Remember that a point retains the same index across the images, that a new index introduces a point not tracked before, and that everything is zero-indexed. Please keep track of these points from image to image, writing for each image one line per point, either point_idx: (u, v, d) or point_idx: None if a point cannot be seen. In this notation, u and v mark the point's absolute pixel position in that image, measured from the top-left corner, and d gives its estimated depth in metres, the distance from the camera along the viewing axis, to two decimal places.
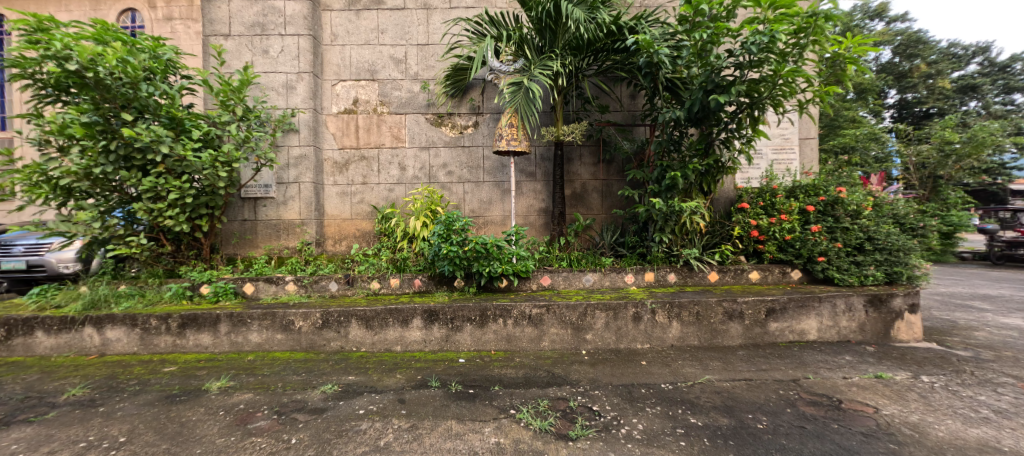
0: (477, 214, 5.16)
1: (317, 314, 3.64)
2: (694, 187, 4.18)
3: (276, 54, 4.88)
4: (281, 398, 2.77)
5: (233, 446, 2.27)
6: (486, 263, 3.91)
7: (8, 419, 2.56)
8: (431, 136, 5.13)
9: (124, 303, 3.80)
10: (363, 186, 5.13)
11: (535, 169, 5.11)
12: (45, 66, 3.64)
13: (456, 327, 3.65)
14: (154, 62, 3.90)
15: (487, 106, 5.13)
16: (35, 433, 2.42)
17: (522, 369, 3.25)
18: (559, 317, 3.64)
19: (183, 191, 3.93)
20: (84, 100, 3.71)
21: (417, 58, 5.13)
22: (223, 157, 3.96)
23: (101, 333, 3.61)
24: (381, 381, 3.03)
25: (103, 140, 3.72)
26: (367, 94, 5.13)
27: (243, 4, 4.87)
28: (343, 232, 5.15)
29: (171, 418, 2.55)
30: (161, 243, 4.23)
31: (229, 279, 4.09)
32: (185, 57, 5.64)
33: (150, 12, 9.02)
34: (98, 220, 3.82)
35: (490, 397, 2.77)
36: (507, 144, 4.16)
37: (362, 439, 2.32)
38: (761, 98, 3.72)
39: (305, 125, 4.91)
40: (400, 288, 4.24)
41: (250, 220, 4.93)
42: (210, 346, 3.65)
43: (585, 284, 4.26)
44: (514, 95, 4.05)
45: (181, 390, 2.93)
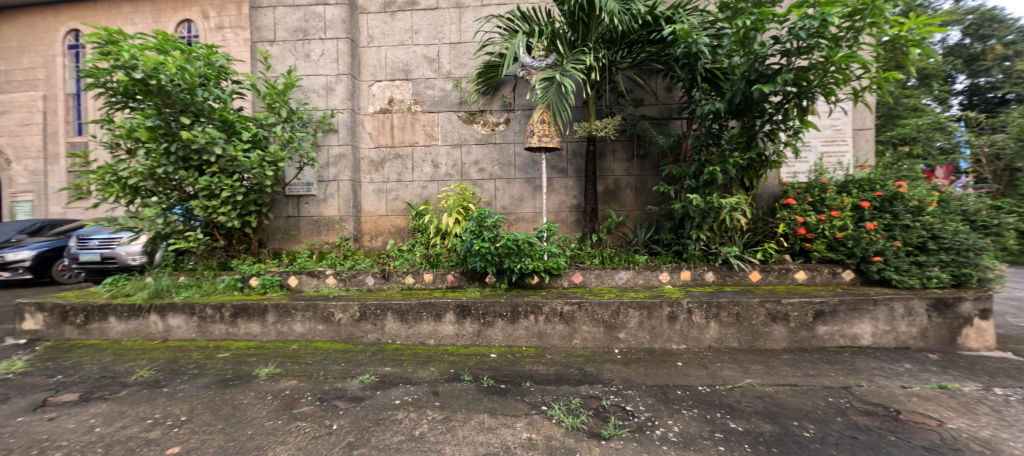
0: (508, 212, 5.16)
1: (355, 307, 3.76)
2: (734, 182, 4.00)
3: (317, 57, 5.08)
4: (323, 386, 2.88)
5: (280, 429, 2.38)
6: (518, 260, 3.92)
7: (91, 396, 2.81)
8: (463, 134, 5.17)
9: (184, 293, 4.04)
10: (398, 184, 5.26)
11: (567, 165, 5.05)
12: (115, 76, 3.92)
13: (488, 322, 3.67)
14: (209, 69, 4.16)
15: (519, 102, 5.12)
16: (109, 409, 2.64)
17: (554, 366, 3.23)
18: (591, 316, 3.58)
19: (235, 190, 4.18)
20: (149, 106, 4.00)
21: (449, 57, 5.18)
22: (270, 158, 4.21)
23: (164, 320, 3.89)
24: (415, 373, 3.10)
25: (165, 143, 4.01)
26: (402, 93, 5.25)
27: (287, 11, 5.11)
28: (379, 228, 5.30)
29: (225, 401, 2.71)
30: (215, 237, 4.51)
31: (275, 273, 4.31)
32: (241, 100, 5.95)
33: (204, 22, 10.18)
34: (160, 216, 4.12)
35: (522, 393, 2.77)
36: (539, 140, 4.22)
37: (398, 428, 2.37)
38: (810, 87, 3.49)
39: (343, 125, 5.09)
40: (433, 283, 4.32)
41: (293, 216, 5.15)
42: (259, 334, 3.85)
43: (618, 282, 4.17)
44: (546, 91, 4.02)
45: (233, 375, 3.11)
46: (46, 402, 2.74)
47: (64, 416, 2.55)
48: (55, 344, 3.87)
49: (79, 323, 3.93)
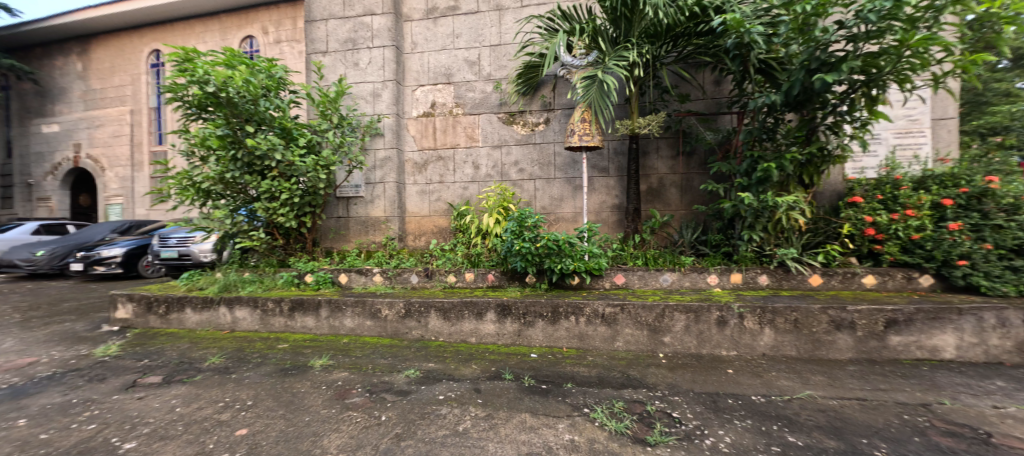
0: (548, 212, 5.13)
1: (400, 304, 3.89)
2: (792, 179, 3.76)
3: (365, 66, 5.31)
4: (372, 379, 3.00)
5: (334, 417, 2.50)
6: (558, 260, 3.89)
7: (172, 379, 3.08)
8: (503, 135, 5.21)
9: (248, 288, 4.37)
10: (440, 185, 5.38)
11: (608, 164, 4.95)
12: (190, 90, 4.29)
13: (529, 322, 3.67)
14: (270, 80, 4.46)
15: (559, 101, 5.08)
16: (187, 390, 2.89)
17: (596, 368, 3.18)
18: (634, 318, 3.49)
19: (292, 192, 4.47)
20: (219, 117, 4.34)
21: (490, 60, 5.23)
22: (323, 161, 4.49)
23: (231, 312, 4.20)
24: (458, 370, 3.15)
25: (233, 150, 4.34)
26: (444, 97, 5.36)
27: (338, 23, 5.38)
28: (422, 228, 5.44)
29: (285, 389, 2.88)
30: (275, 237, 4.83)
31: (328, 270, 4.55)
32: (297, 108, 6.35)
33: (264, 38, 11.07)
34: (228, 217, 4.46)
35: (563, 394, 2.75)
36: (579, 139, 4.18)
37: (443, 423, 2.42)
38: (880, 75, 3.21)
39: (389, 129, 5.28)
40: (475, 282, 4.38)
41: (343, 217, 5.41)
42: (313, 328, 4.07)
43: (663, 284, 4.03)
44: (587, 89, 3.96)
45: (291, 365, 3.30)
46: (135, 382, 3.03)
47: (151, 396, 2.81)
48: (142, 331, 4.30)
49: (161, 313, 4.33)
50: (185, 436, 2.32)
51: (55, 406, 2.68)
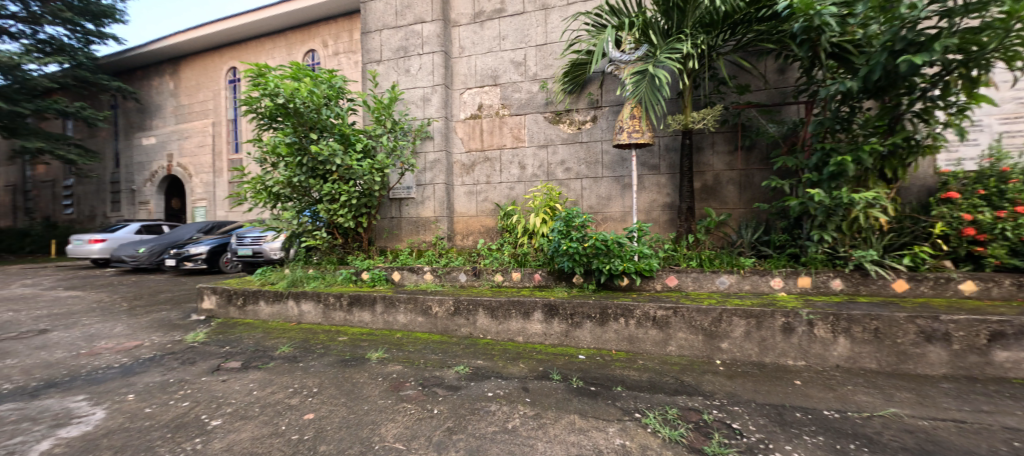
0: (596, 211, 5.03)
1: (450, 301, 3.99)
2: (870, 173, 3.42)
3: (416, 72, 5.51)
4: (423, 373, 3.10)
5: (390, 408, 2.61)
6: (607, 260, 3.81)
7: (249, 364, 3.37)
8: (550, 135, 5.18)
9: (311, 283, 4.68)
10: (487, 186, 5.45)
11: (659, 161, 4.76)
12: (262, 102, 4.67)
13: (576, 323, 3.62)
14: (331, 90, 4.75)
15: (606, 98, 4.97)
16: (262, 376, 3.14)
17: (647, 373, 3.07)
18: (689, 322, 3.33)
19: (351, 194, 4.75)
20: (287, 126, 4.68)
21: (536, 59, 5.22)
22: (378, 164, 4.74)
23: (298, 305, 4.51)
24: (506, 368, 3.18)
25: (299, 156, 4.67)
26: (490, 99, 5.43)
27: (391, 32, 5.63)
28: (470, 228, 5.54)
29: (345, 378, 3.05)
30: (335, 236, 5.14)
31: (382, 268, 4.76)
32: (354, 115, 6.72)
33: (324, 50, 11.83)
34: (294, 218, 4.79)
35: (613, 397, 2.68)
36: (629, 136, 4.06)
37: (492, 419, 2.45)
38: (982, 53, 2.86)
39: (438, 132, 5.43)
40: (521, 281, 4.40)
41: (396, 217, 5.64)
42: (369, 322, 4.27)
43: (719, 287, 3.83)
44: (637, 85, 3.84)
45: (351, 356, 3.49)
46: (219, 366, 3.35)
47: (232, 379, 3.09)
48: (223, 321, 4.74)
49: (238, 305, 4.75)
50: (261, 417, 2.52)
51: (155, 384, 3.01)
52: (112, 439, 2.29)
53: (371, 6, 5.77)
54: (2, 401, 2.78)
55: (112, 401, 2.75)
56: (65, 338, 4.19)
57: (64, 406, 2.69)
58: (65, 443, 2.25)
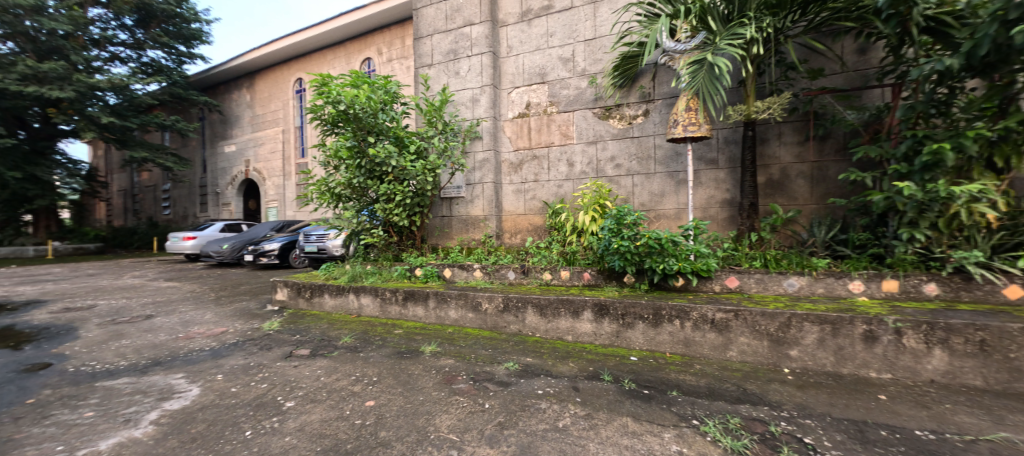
0: (648, 208, 4.85)
1: (499, 298, 4.02)
2: (974, 163, 3.01)
3: (465, 73, 5.61)
4: (474, 368, 3.15)
5: (443, 399, 2.68)
6: (660, 260, 3.66)
7: (317, 352, 3.60)
8: (599, 130, 5.06)
9: (369, 279, 4.92)
10: (535, 184, 5.43)
11: (717, 155, 4.49)
12: (325, 110, 4.97)
13: (628, 323, 3.51)
14: (386, 95, 4.97)
15: (660, 91, 4.77)
16: (328, 363, 3.35)
17: (705, 378, 2.92)
18: (752, 326, 3.11)
19: (405, 194, 4.94)
20: (347, 131, 4.96)
21: (584, 54, 5.11)
22: (430, 165, 4.91)
23: (357, 299, 4.76)
24: (555, 367, 3.15)
25: (358, 159, 4.92)
26: (538, 97, 5.41)
27: (441, 37, 5.78)
28: (518, 226, 5.55)
29: (402, 370, 3.17)
30: (391, 234, 5.37)
31: (434, 265, 4.91)
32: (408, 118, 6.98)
33: (378, 57, 12.40)
34: (354, 217, 5.06)
35: (668, 402, 2.57)
36: (683, 129, 3.88)
37: (542, 417, 2.43)
38: None
39: (487, 132, 5.51)
40: (570, 280, 4.34)
41: (447, 216, 5.79)
42: (422, 317, 4.41)
43: (787, 289, 3.54)
44: (694, 75, 3.65)
45: (406, 349, 3.63)
46: (291, 352, 3.62)
47: (302, 365, 3.32)
48: (293, 312, 5.12)
49: (306, 297, 5.11)
50: (328, 401, 2.68)
51: (239, 366, 3.31)
52: (205, 413, 2.54)
53: (423, 12, 5.96)
54: (119, 375, 3.19)
55: (205, 380, 3.05)
56: (166, 323, 4.73)
57: (167, 382, 3.03)
58: (169, 414, 2.53)
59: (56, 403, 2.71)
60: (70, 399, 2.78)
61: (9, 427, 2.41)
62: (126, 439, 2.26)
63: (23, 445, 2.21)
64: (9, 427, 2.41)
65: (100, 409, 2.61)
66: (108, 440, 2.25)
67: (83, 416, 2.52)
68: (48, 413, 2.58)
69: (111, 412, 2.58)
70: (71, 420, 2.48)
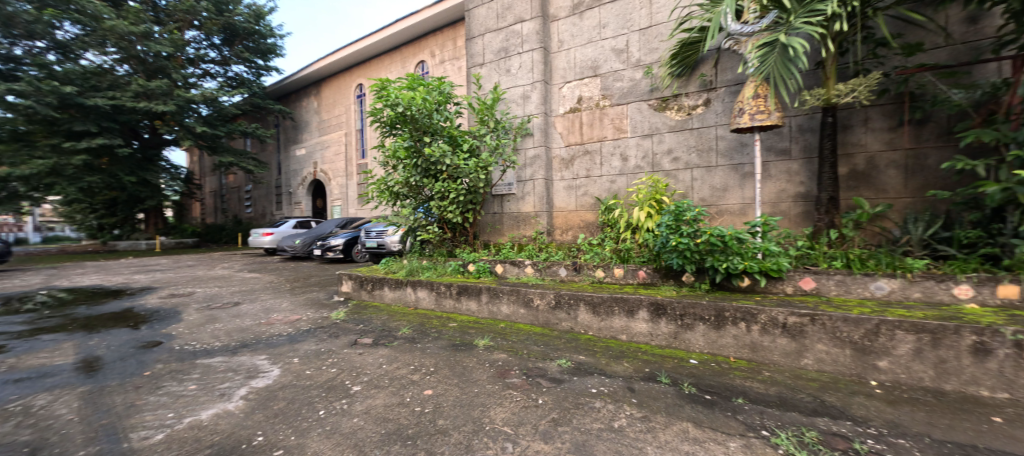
0: (709, 204, 4.56)
1: (551, 294, 3.99)
2: None
3: (516, 70, 5.61)
4: (527, 363, 3.15)
5: (497, 393, 2.70)
6: (723, 259, 3.43)
7: (379, 342, 3.78)
8: (655, 123, 4.83)
9: (425, 273, 5.09)
10: (587, 180, 5.31)
11: (789, 145, 4.13)
12: (383, 112, 5.20)
13: (687, 325, 3.33)
14: (440, 95, 5.09)
15: (722, 79, 4.46)
16: (390, 352, 3.50)
17: (775, 386, 2.69)
18: (831, 332, 2.82)
19: (458, 191, 5.05)
20: (404, 132, 5.15)
21: (639, 44, 4.90)
22: (482, 163, 4.97)
23: (414, 292, 4.94)
24: (609, 366, 3.06)
25: (414, 159, 5.10)
26: (590, 90, 5.27)
27: (492, 35, 5.82)
28: (570, 222, 5.45)
29: (457, 362, 3.24)
30: (445, 230, 5.51)
31: (486, 260, 4.97)
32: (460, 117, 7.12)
33: (432, 59, 12.77)
34: (410, 214, 5.26)
35: (732, 409, 2.40)
36: (750, 118, 3.60)
37: (597, 416, 2.37)
38: None
39: (538, 128, 5.47)
40: (624, 278, 4.20)
41: (498, 212, 5.83)
42: (476, 311, 4.49)
43: (874, 293, 3.18)
44: (764, 58, 3.38)
45: (461, 342, 3.71)
46: (356, 341, 3.83)
47: (367, 352, 3.51)
48: (357, 303, 5.43)
49: (368, 289, 5.39)
50: (390, 388, 2.81)
51: (313, 351, 3.56)
52: (285, 392, 2.76)
53: (474, 13, 6.03)
54: (214, 355, 3.55)
55: (284, 362, 3.31)
56: (250, 309, 5.22)
57: (253, 362, 3.33)
58: (256, 391, 2.78)
59: (167, 376, 3.07)
60: (176, 373, 3.14)
61: (131, 394, 2.77)
62: (221, 411, 2.51)
63: (142, 411, 2.53)
64: (132, 394, 2.76)
65: (200, 383, 2.92)
66: (208, 411, 2.51)
67: (187, 388, 2.84)
68: (160, 384, 2.93)
69: (209, 386, 2.87)
70: (178, 391, 2.80)
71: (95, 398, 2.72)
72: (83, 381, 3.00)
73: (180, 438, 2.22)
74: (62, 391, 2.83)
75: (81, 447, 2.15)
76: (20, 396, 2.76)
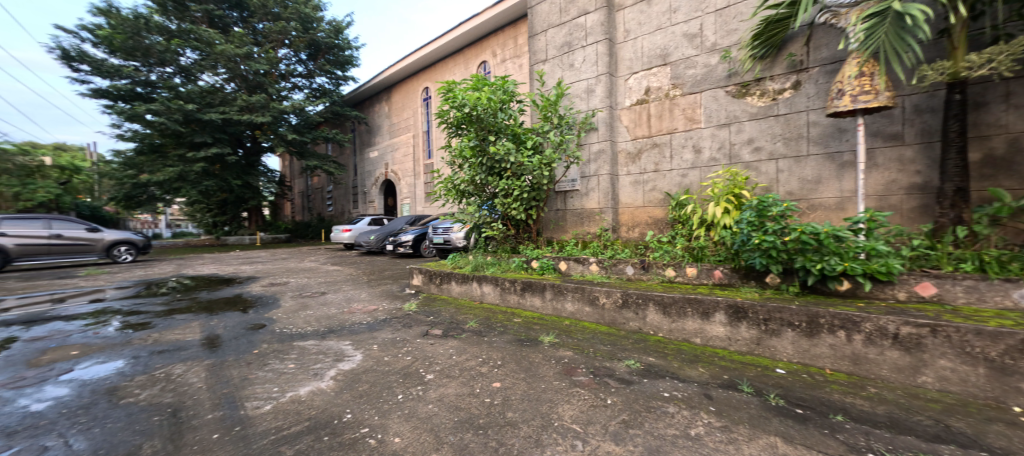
0: (798, 198, 4.11)
1: (617, 293, 3.86)
2: None
3: (579, 64, 5.50)
4: (594, 362, 3.08)
5: (564, 390, 2.66)
6: (817, 259, 3.07)
7: (448, 333, 3.92)
8: (733, 110, 4.46)
9: (490, 269, 5.18)
10: (655, 174, 5.05)
11: (900, 129, 3.59)
12: (449, 113, 5.36)
13: (772, 330, 3.04)
14: (504, 94, 5.14)
15: (815, 58, 3.99)
16: (459, 344, 3.61)
17: (884, 405, 2.36)
18: (958, 346, 2.41)
19: (522, 188, 5.07)
20: (469, 131, 5.26)
21: (715, 27, 4.54)
22: (546, 159, 4.95)
23: (480, 287, 5.05)
24: (682, 370, 2.89)
25: (479, 157, 5.20)
26: (659, 80, 5.00)
27: (555, 30, 5.75)
28: (636, 219, 5.22)
29: (523, 356, 3.26)
30: (508, 226, 5.57)
31: (550, 257, 4.93)
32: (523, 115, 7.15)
33: (494, 59, 12.96)
34: (475, 211, 5.38)
35: (831, 427, 2.15)
36: (853, 99, 3.17)
37: (671, 421, 2.25)
38: None
39: (603, 122, 5.31)
40: (697, 278, 3.94)
41: (561, 209, 5.76)
42: (540, 307, 4.48)
43: (1017, 302, 2.66)
44: (873, 30, 2.96)
45: (526, 337, 3.72)
46: (428, 332, 4.00)
47: (438, 343, 3.65)
48: (426, 295, 5.68)
49: (437, 283, 5.61)
50: (461, 378, 2.89)
51: (389, 339, 3.79)
52: (368, 375, 2.96)
53: (537, 10, 6.00)
54: (307, 338, 3.92)
55: (365, 348, 3.56)
56: (335, 298, 5.69)
57: (339, 346, 3.61)
58: (344, 373, 3.01)
59: (271, 354, 3.45)
60: (278, 352, 3.51)
61: (244, 368, 3.14)
62: (316, 388, 2.76)
63: (254, 383, 2.86)
64: (245, 369, 3.14)
65: (298, 363, 3.24)
66: (305, 387, 2.76)
67: (288, 366, 3.16)
68: (266, 361, 3.30)
69: (305, 366, 3.18)
70: (281, 368, 3.12)
71: (218, 370, 3.13)
72: (208, 355, 3.46)
73: (284, 410, 2.47)
74: (192, 362, 3.29)
75: (209, 411, 2.47)
76: (163, 364, 3.25)
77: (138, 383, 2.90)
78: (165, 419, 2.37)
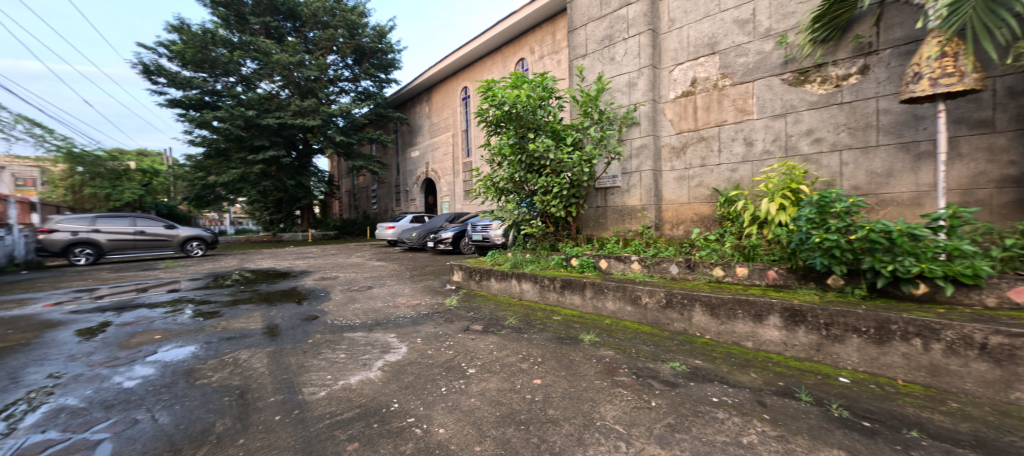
0: (865, 192, 3.78)
1: (661, 293, 3.73)
2: None
3: (621, 58, 5.35)
4: (637, 362, 2.99)
5: (606, 390, 2.60)
6: (888, 260, 2.80)
7: (488, 329, 3.96)
8: (790, 100, 4.17)
9: (529, 267, 5.17)
10: (702, 169, 4.82)
11: (989, 115, 3.20)
12: (488, 112, 5.39)
13: (834, 336, 2.81)
14: (543, 91, 5.10)
15: (885, 39, 3.65)
16: (499, 340, 3.63)
17: (968, 421, 2.13)
18: None
19: (561, 185, 5.02)
20: (508, 129, 5.27)
21: (769, 11, 4.27)
22: (586, 155, 4.87)
23: (519, 284, 5.06)
24: (732, 375, 2.74)
25: (518, 154, 5.19)
26: (707, 70, 4.77)
27: (595, 24, 5.63)
28: (681, 216, 5.01)
29: (564, 354, 3.23)
30: (547, 224, 5.52)
31: (590, 255, 4.85)
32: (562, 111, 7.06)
33: (532, 56, 12.90)
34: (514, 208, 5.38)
35: (905, 443, 1.96)
36: (932, 84, 2.86)
37: (723, 427, 2.14)
38: None
39: (645, 117, 5.14)
40: (748, 278, 3.74)
41: (601, 206, 5.64)
42: (580, 305, 4.41)
43: None
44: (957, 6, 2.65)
45: (566, 335, 3.68)
46: (469, 327, 4.06)
47: (478, 338, 3.69)
48: (466, 291, 5.76)
49: (477, 279, 5.67)
50: (502, 373, 2.91)
51: (432, 333, 3.88)
52: (413, 367, 3.04)
53: (576, 4, 5.90)
54: (356, 330, 4.09)
55: (409, 341, 3.67)
56: (380, 293, 5.91)
57: (385, 339, 3.74)
58: (390, 364, 3.11)
59: (324, 344, 3.63)
60: (331, 342, 3.69)
61: (301, 356, 3.32)
62: (365, 377, 2.87)
63: (310, 370, 3.02)
64: (301, 357, 3.32)
65: (348, 353, 3.39)
66: (355, 376, 2.89)
67: (339, 356, 3.31)
68: (320, 350, 3.48)
69: (355, 356, 3.32)
70: (332, 358, 3.28)
71: (277, 357, 3.34)
72: (268, 342, 3.70)
73: (336, 396, 2.59)
74: (255, 349, 3.53)
75: (271, 394, 2.64)
76: (230, 350, 3.51)
77: (210, 366, 3.15)
78: (234, 400, 2.56)
